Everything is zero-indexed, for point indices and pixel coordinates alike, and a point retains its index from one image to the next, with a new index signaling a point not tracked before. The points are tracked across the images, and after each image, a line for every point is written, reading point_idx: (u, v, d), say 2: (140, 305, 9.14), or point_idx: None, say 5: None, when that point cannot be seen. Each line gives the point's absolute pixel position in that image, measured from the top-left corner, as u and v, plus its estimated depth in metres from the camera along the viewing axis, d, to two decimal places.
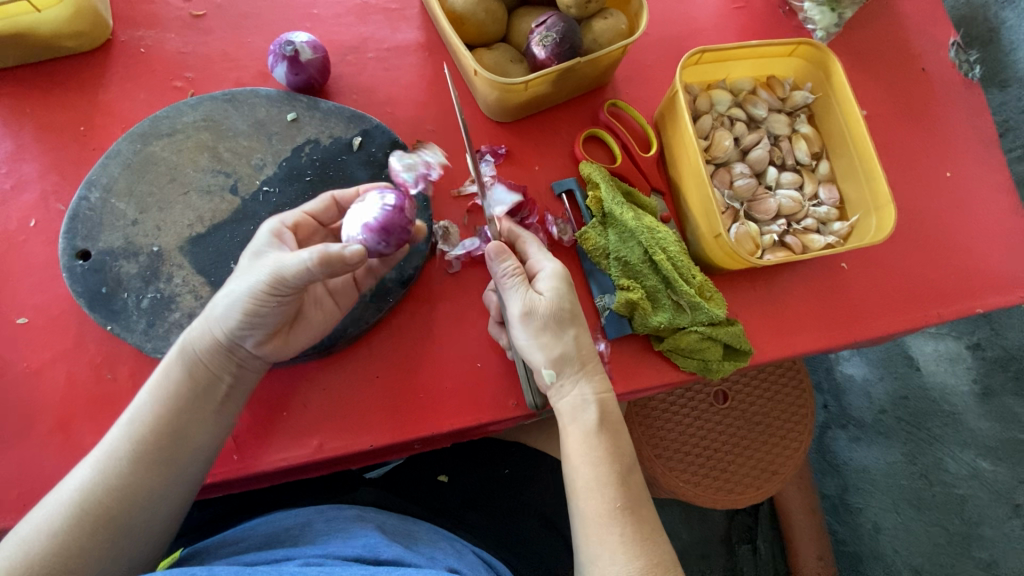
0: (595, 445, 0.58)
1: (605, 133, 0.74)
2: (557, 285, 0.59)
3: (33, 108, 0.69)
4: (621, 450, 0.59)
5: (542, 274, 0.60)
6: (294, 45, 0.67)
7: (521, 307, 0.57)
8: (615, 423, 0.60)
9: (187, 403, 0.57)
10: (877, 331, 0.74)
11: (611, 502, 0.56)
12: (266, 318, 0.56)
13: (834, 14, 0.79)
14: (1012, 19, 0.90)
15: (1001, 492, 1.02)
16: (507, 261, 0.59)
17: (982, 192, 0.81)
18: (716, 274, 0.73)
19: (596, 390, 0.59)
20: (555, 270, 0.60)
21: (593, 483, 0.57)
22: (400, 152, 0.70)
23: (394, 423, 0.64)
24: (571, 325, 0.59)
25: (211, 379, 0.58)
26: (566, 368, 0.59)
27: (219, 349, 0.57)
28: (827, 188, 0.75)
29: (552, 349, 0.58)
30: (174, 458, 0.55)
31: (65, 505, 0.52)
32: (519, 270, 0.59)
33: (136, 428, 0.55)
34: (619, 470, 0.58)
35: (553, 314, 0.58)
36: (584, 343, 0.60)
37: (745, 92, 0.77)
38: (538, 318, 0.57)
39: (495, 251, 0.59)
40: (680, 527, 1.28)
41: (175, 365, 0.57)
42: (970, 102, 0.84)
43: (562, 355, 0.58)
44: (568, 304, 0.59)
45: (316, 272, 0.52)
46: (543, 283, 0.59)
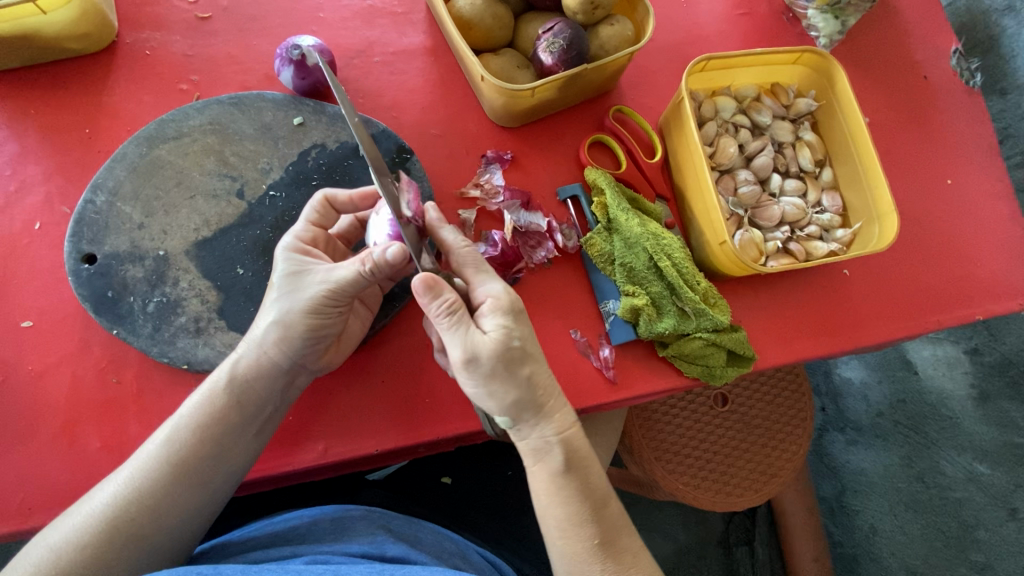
0: (563, 486, 0.57)
1: (610, 139, 0.75)
2: (502, 321, 0.54)
3: (38, 110, 0.69)
4: (593, 487, 0.58)
5: (483, 305, 0.55)
6: (301, 50, 0.67)
7: (461, 352, 0.52)
8: (583, 459, 0.58)
9: (234, 424, 0.57)
10: (879, 337, 0.74)
11: (588, 540, 0.56)
12: (323, 331, 0.58)
13: (838, 21, 0.80)
14: (1012, 26, 0.91)
15: (997, 495, 1.04)
16: (441, 298, 0.52)
17: (982, 199, 0.82)
18: (718, 280, 0.73)
19: (558, 431, 0.57)
20: (494, 302, 0.54)
21: (566, 523, 0.57)
22: (407, 157, 0.70)
23: (398, 427, 0.64)
24: (525, 364, 0.54)
25: (262, 402, 0.58)
26: (522, 412, 0.56)
27: (272, 371, 0.58)
28: (830, 196, 0.76)
29: (504, 396, 0.54)
30: (211, 475, 0.56)
31: (96, 516, 0.51)
32: (455, 306, 0.52)
33: (175, 447, 0.55)
34: (591, 506, 0.57)
35: (499, 358, 0.53)
36: (540, 380, 0.56)
37: (749, 98, 0.77)
38: (483, 364, 0.52)
39: (421, 290, 0.51)
40: (678, 528, 1.29)
41: (222, 391, 0.57)
42: (971, 109, 0.85)
43: (516, 400, 0.54)
44: (516, 341, 0.53)
45: (368, 278, 0.55)
46: (485, 319, 0.54)
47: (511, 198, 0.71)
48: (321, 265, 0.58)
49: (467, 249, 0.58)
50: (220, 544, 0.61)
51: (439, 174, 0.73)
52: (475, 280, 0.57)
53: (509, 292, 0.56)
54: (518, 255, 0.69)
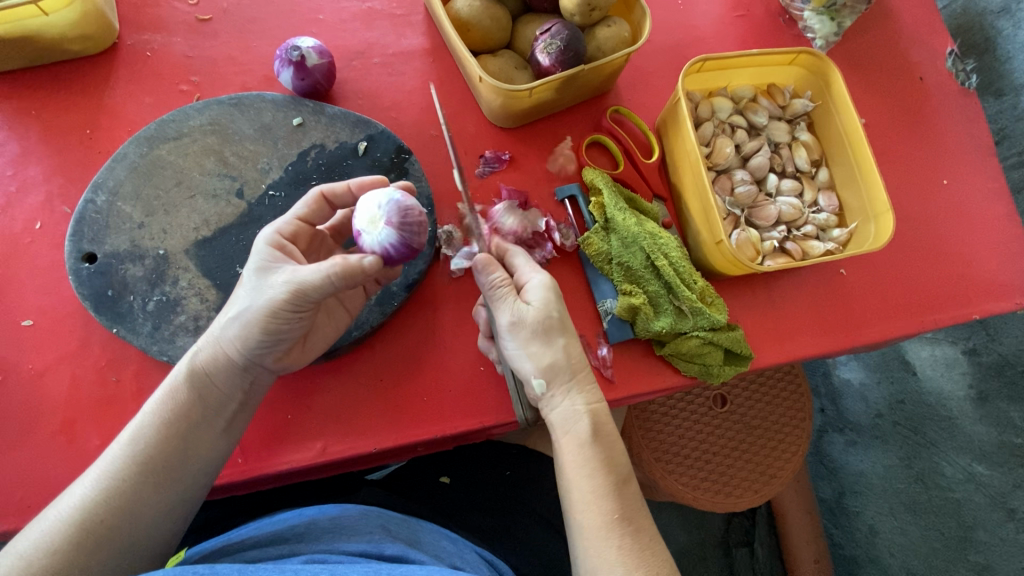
0: (589, 458, 0.57)
1: (607, 139, 0.75)
2: (547, 293, 0.59)
3: (38, 111, 0.70)
4: (616, 460, 0.59)
5: (530, 283, 0.60)
6: (301, 51, 0.68)
7: (508, 317, 0.58)
8: (609, 435, 0.59)
9: (197, 420, 0.57)
10: (877, 336, 0.74)
11: (609, 514, 0.55)
12: (282, 334, 0.57)
13: (834, 23, 0.80)
14: (1008, 28, 0.92)
15: (996, 496, 1.03)
16: (493, 274, 0.59)
17: (979, 199, 0.82)
18: (716, 279, 0.74)
19: (586, 402, 0.59)
20: (542, 282, 0.59)
21: (591, 494, 0.56)
22: (405, 158, 0.71)
23: (396, 426, 0.65)
24: (562, 334, 0.59)
25: (223, 397, 0.59)
26: (556, 377, 0.59)
27: (232, 367, 0.58)
28: (826, 196, 0.76)
29: (543, 357, 0.59)
30: (181, 474, 0.56)
31: (62, 520, 0.51)
32: (504, 283, 0.59)
33: (142, 446, 0.55)
34: (614, 482, 0.57)
35: (540, 325, 0.58)
36: (576, 354, 0.60)
37: (745, 99, 0.78)
38: (527, 328, 0.58)
39: (480, 265, 0.60)
40: (677, 529, 1.29)
41: (182, 387, 0.57)
42: (967, 110, 0.85)
43: (551, 364, 0.59)
44: (557, 312, 0.59)
45: (333, 283, 0.54)
46: (530, 293, 0.59)
47: (509, 197, 0.72)
48: (286, 263, 0.57)
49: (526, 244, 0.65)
50: (216, 545, 0.60)
51: (437, 175, 0.73)
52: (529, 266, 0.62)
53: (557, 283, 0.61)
54: None
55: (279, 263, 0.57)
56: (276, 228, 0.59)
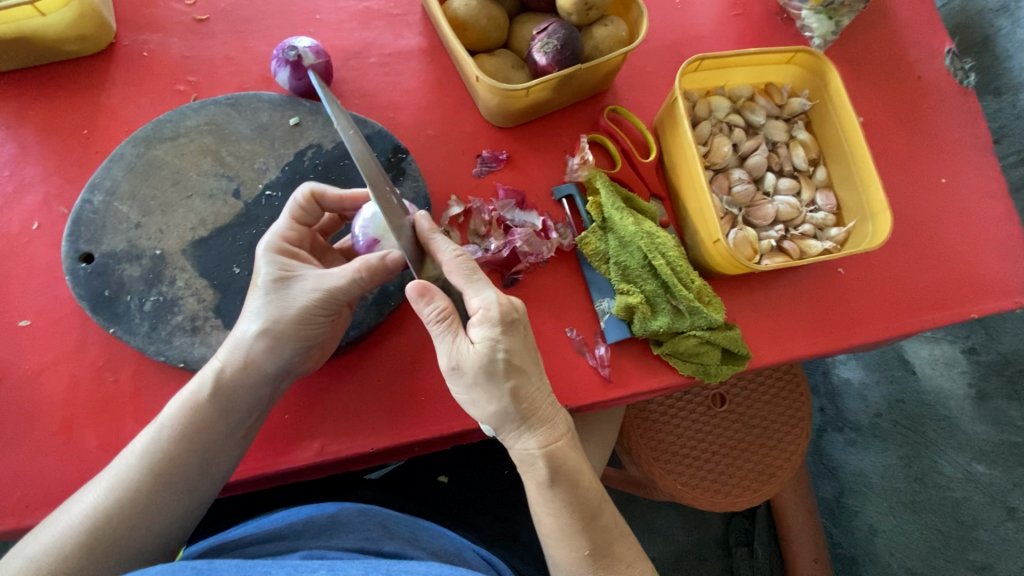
0: (553, 498, 0.58)
1: (605, 139, 0.75)
2: (486, 334, 0.52)
3: (36, 111, 0.70)
4: (585, 493, 0.59)
5: (475, 314, 0.53)
6: (297, 50, 0.68)
7: (448, 360, 0.53)
8: (572, 473, 0.58)
9: (221, 431, 0.57)
10: (875, 335, 0.74)
11: (579, 551, 0.58)
12: (313, 338, 0.58)
13: (832, 21, 0.80)
14: (1007, 27, 0.92)
15: (995, 495, 1.03)
16: (433, 305, 0.53)
17: (977, 197, 0.82)
18: (714, 278, 0.74)
19: (542, 444, 0.57)
20: (484, 314, 0.52)
21: (559, 533, 0.59)
22: (402, 158, 0.71)
23: (394, 426, 0.65)
24: (512, 375, 0.54)
25: (249, 407, 0.59)
26: (507, 422, 0.56)
27: (260, 377, 0.58)
28: (824, 195, 0.76)
29: (489, 404, 0.55)
30: (196, 483, 0.56)
31: (75, 527, 0.51)
32: (446, 313, 0.53)
33: (155, 455, 0.55)
34: (581, 518, 0.58)
35: (482, 368, 0.53)
36: (526, 393, 0.55)
37: (743, 98, 0.78)
38: (467, 373, 0.53)
39: (414, 296, 0.53)
40: (677, 528, 1.29)
41: (206, 401, 0.57)
42: (966, 108, 0.85)
43: (499, 410, 0.55)
44: (500, 353, 0.53)
45: (361, 282, 0.57)
46: (474, 329, 0.53)
47: (506, 197, 0.72)
48: (307, 269, 0.58)
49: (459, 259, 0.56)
50: (215, 543, 0.60)
51: (433, 175, 0.73)
52: (467, 288, 0.54)
53: (504, 301, 0.54)
54: (516, 256, 0.70)
55: (300, 270, 0.58)
56: (280, 234, 0.60)
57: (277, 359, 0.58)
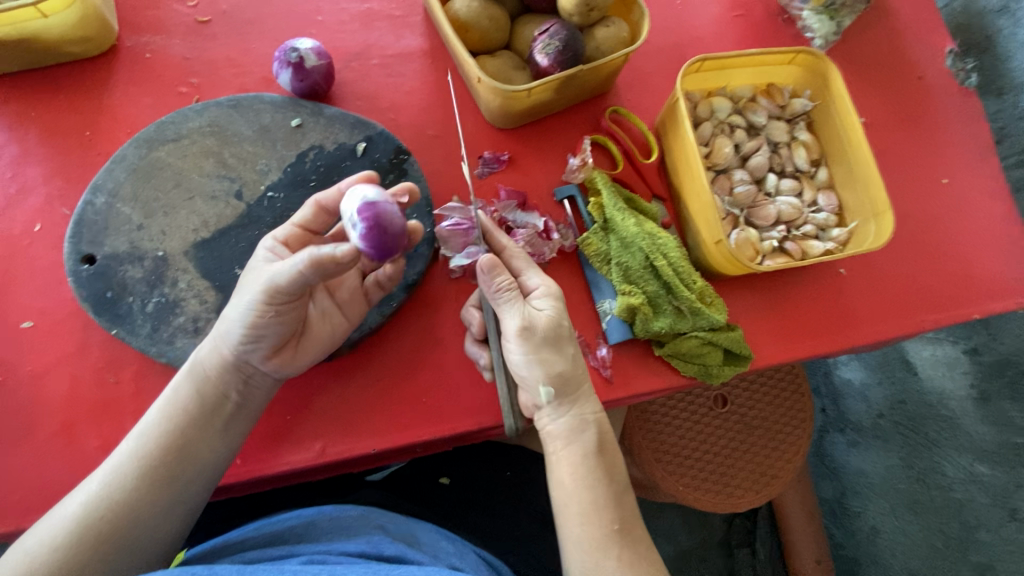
0: (594, 468, 0.59)
1: (606, 140, 0.75)
2: (554, 303, 0.60)
3: (38, 113, 0.70)
4: (617, 472, 0.60)
5: (536, 289, 0.61)
6: (299, 52, 0.68)
7: (520, 321, 0.57)
8: (610, 445, 0.61)
9: (195, 420, 0.58)
10: (877, 336, 0.74)
11: (609, 525, 0.57)
12: (266, 328, 0.57)
13: (833, 22, 0.80)
14: (1009, 27, 0.92)
15: (998, 495, 1.02)
16: (503, 276, 0.58)
17: (979, 198, 0.82)
18: (715, 279, 0.74)
19: (592, 411, 0.60)
20: (547, 287, 0.60)
21: (590, 506, 0.57)
22: (404, 159, 0.71)
23: (396, 427, 0.65)
24: (570, 342, 0.60)
25: (216, 398, 0.59)
26: (562, 388, 0.59)
27: (224, 365, 0.58)
28: (826, 196, 0.76)
29: (553, 364, 0.58)
30: (180, 475, 0.56)
31: (68, 518, 0.52)
32: (514, 285, 0.59)
33: (144, 446, 0.56)
34: (617, 490, 0.59)
35: (550, 331, 0.58)
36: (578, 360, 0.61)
37: (745, 99, 0.78)
38: (537, 334, 0.57)
39: (486, 266, 0.58)
40: (678, 530, 1.29)
41: (181, 385, 0.58)
42: (967, 109, 0.85)
43: (561, 373, 0.59)
44: (566, 321, 0.60)
45: (308, 275, 0.53)
46: (538, 300, 0.60)
47: (507, 198, 0.72)
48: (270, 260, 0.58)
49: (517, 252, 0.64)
50: (216, 545, 0.61)
51: (435, 176, 0.73)
52: (525, 269, 0.63)
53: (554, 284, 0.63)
54: None
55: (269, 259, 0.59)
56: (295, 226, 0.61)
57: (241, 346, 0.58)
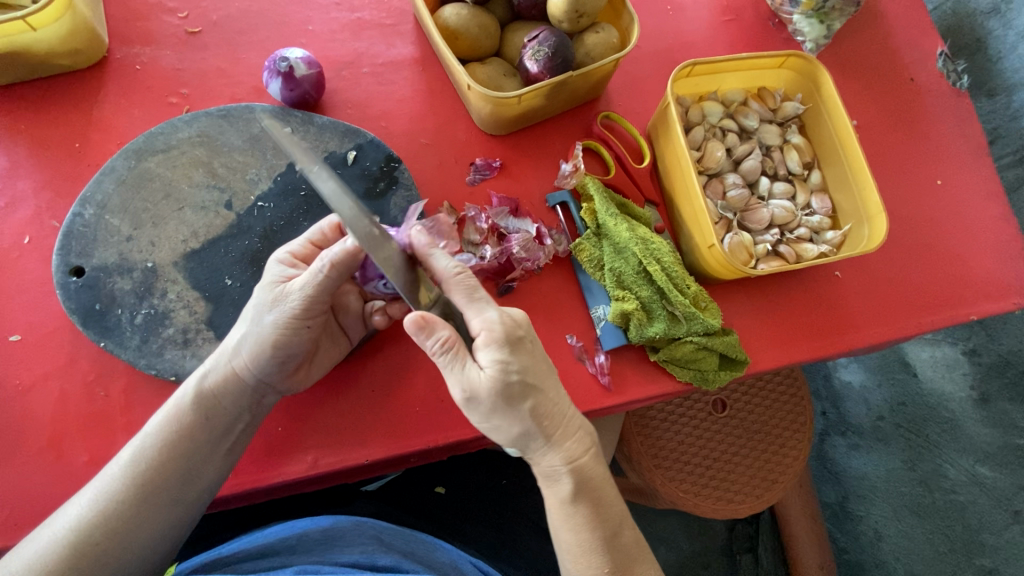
0: (573, 516, 0.57)
1: (599, 145, 0.75)
2: (498, 356, 0.51)
3: (27, 125, 0.69)
4: (606, 514, 0.58)
5: (477, 338, 0.52)
6: (289, 62, 0.68)
7: (462, 391, 0.52)
8: (595, 489, 0.58)
9: (203, 443, 0.57)
10: (874, 339, 0.74)
11: (597, 569, 0.58)
12: (291, 349, 0.58)
13: (823, 26, 0.81)
14: (998, 29, 0.92)
15: (1001, 498, 1.02)
16: (435, 336, 0.51)
17: (974, 198, 0.82)
18: (710, 284, 0.73)
19: (568, 460, 0.56)
20: (488, 336, 0.51)
21: (577, 549, 0.58)
22: (395, 167, 0.70)
23: (389, 438, 0.64)
24: (526, 397, 0.53)
25: (229, 418, 0.58)
26: (528, 444, 0.56)
27: (240, 387, 0.58)
28: (819, 198, 0.75)
29: (512, 425, 0.54)
30: (182, 496, 0.56)
31: (58, 540, 0.51)
32: (450, 343, 0.51)
33: (142, 467, 0.54)
34: (603, 536, 0.58)
35: (498, 395, 0.51)
36: (546, 410, 0.54)
37: (736, 103, 0.78)
38: (482, 402, 0.52)
39: (413, 330, 0.50)
40: (680, 536, 1.28)
41: (188, 407, 0.57)
42: (959, 110, 0.86)
43: (523, 432, 0.54)
44: (513, 376, 0.51)
45: (332, 279, 0.56)
46: (480, 354, 0.51)
47: (499, 205, 0.71)
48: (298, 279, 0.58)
49: (459, 275, 0.54)
50: (207, 558, 0.59)
51: (428, 184, 0.73)
52: (469, 307, 0.53)
53: (506, 319, 0.53)
54: (512, 263, 0.69)
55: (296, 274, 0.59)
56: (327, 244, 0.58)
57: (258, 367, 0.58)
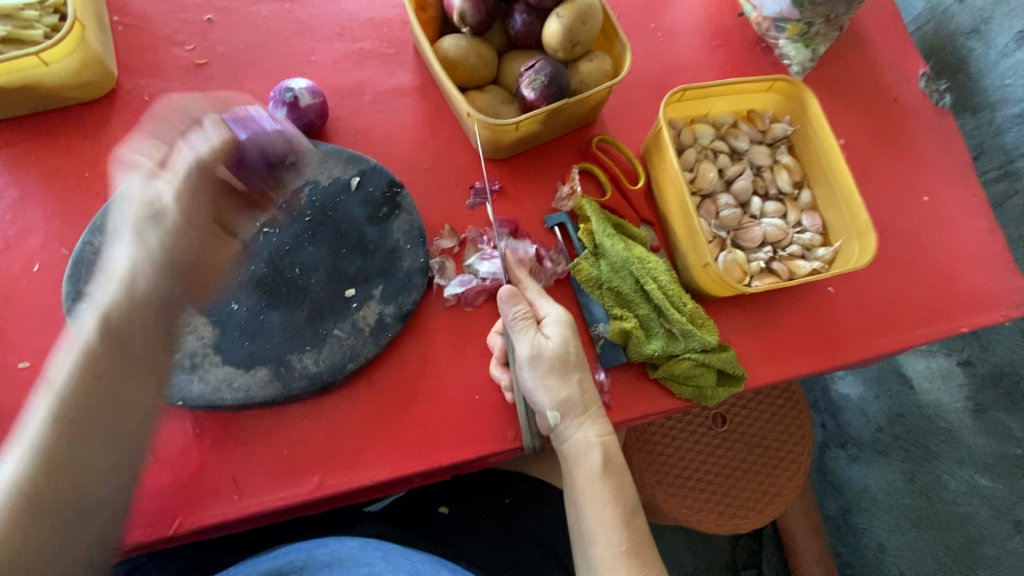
0: (599, 488, 0.61)
1: (594, 168, 0.77)
2: (564, 330, 0.63)
3: (37, 156, 0.71)
4: (627, 494, 0.62)
5: (547, 317, 0.64)
6: (294, 92, 0.70)
7: (529, 349, 0.61)
8: (619, 466, 0.63)
9: (111, 378, 0.57)
10: (868, 353, 0.75)
11: (618, 545, 0.59)
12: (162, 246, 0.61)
13: (808, 49, 0.84)
14: (979, 49, 0.96)
15: (1001, 508, 1.01)
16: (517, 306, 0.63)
17: (959, 213, 0.84)
18: (706, 301, 0.75)
19: (600, 434, 0.62)
20: (559, 314, 0.63)
21: (599, 524, 0.60)
22: (397, 192, 0.72)
23: (394, 459, 0.65)
24: (578, 370, 0.63)
25: (104, 336, 0.57)
26: (569, 413, 0.62)
27: (124, 302, 0.59)
28: (810, 216, 0.78)
29: (558, 392, 0.61)
30: (105, 429, 0.56)
31: None
32: (527, 315, 0.63)
33: (53, 418, 0.54)
34: (624, 512, 0.61)
35: (558, 358, 0.61)
36: (589, 388, 0.63)
37: (726, 125, 0.80)
38: (543, 362, 0.61)
39: (505, 297, 0.63)
40: (684, 553, 1.28)
41: (95, 349, 0.57)
42: (942, 128, 0.89)
43: (566, 400, 0.62)
44: (574, 348, 0.63)
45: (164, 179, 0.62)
46: (548, 327, 0.63)
47: (499, 226, 0.73)
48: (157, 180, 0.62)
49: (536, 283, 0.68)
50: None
51: (429, 208, 0.75)
52: (542, 299, 0.66)
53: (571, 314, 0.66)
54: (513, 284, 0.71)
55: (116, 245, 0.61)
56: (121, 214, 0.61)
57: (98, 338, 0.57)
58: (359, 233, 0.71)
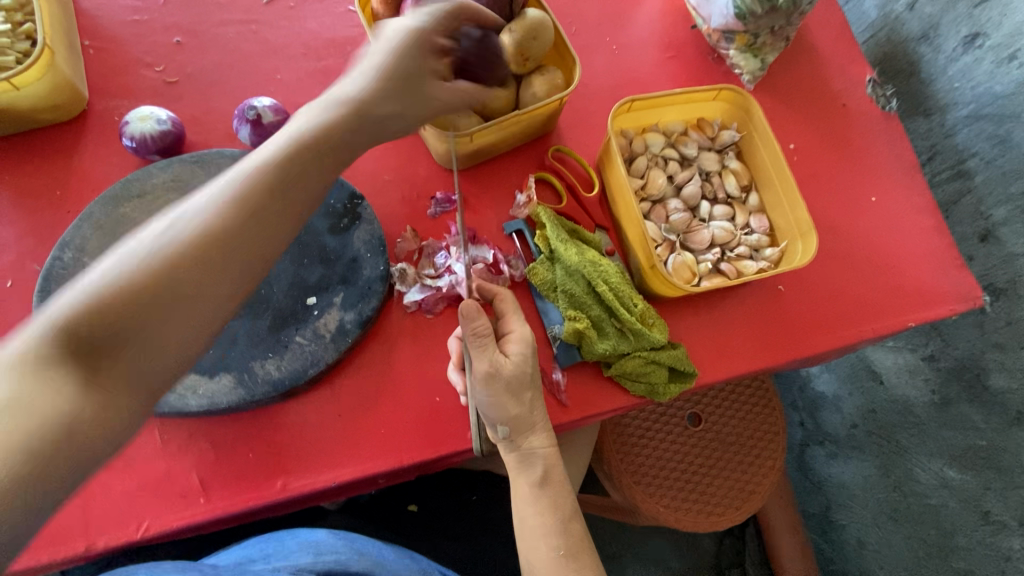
0: (539, 498, 0.67)
1: (550, 176, 0.81)
2: (523, 349, 0.65)
3: (11, 176, 0.74)
4: (563, 502, 0.68)
5: (509, 336, 0.66)
6: (257, 109, 0.73)
7: (486, 368, 0.62)
8: (558, 476, 0.68)
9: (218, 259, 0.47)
10: (819, 349, 0.78)
11: (556, 550, 0.65)
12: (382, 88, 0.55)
13: (757, 59, 0.88)
14: (929, 53, 1.00)
15: (969, 500, 1.02)
16: (477, 323, 0.63)
17: (907, 212, 0.88)
18: (659, 303, 0.78)
19: (545, 448, 0.67)
20: (521, 334, 0.66)
21: (537, 530, 0.66)
22: (358, 204, 0.75)
23: (358, 460, 0.67)
24: (530, 389, 0.66)
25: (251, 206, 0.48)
26: (518, 428, 0.66)
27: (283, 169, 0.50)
28: (757, 218, 0.82)
29: (510, 409, 0.65)
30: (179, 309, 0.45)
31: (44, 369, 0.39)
32: (486, 332, 0.63)
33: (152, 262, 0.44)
34: (561, 519, 0.67)
35: (513, 377, 0.64)
36: (539, 405, 0.67)
37: (676, 133, 0.84)
38: (499, 381, 0.63)
39: (464, 312, 0.63)
40: (666, 551, 1.30)
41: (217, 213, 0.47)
42: (890, 131, 0.92)
43: (515, 416, 0.65)
44: (529, 369, 0.65)
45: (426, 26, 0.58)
46: (509, 346, 0.65)
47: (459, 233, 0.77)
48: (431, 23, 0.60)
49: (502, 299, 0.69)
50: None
51: (391, 218, 0.78)
52: (508, 316, 0.68)
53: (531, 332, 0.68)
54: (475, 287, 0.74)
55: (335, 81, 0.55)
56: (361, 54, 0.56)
57: (215, 220, 0.47)
58: (321, 244, 0.73)
